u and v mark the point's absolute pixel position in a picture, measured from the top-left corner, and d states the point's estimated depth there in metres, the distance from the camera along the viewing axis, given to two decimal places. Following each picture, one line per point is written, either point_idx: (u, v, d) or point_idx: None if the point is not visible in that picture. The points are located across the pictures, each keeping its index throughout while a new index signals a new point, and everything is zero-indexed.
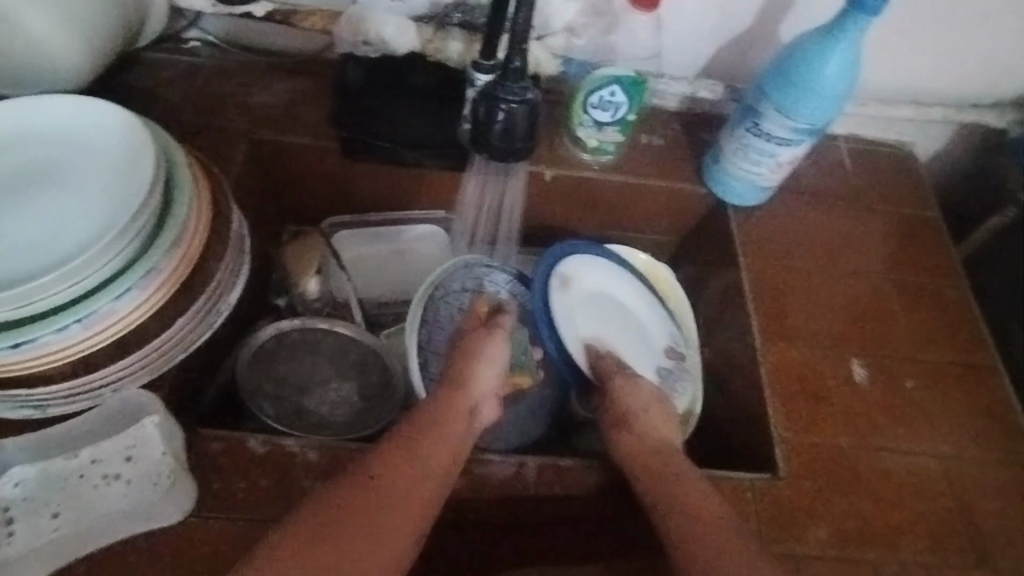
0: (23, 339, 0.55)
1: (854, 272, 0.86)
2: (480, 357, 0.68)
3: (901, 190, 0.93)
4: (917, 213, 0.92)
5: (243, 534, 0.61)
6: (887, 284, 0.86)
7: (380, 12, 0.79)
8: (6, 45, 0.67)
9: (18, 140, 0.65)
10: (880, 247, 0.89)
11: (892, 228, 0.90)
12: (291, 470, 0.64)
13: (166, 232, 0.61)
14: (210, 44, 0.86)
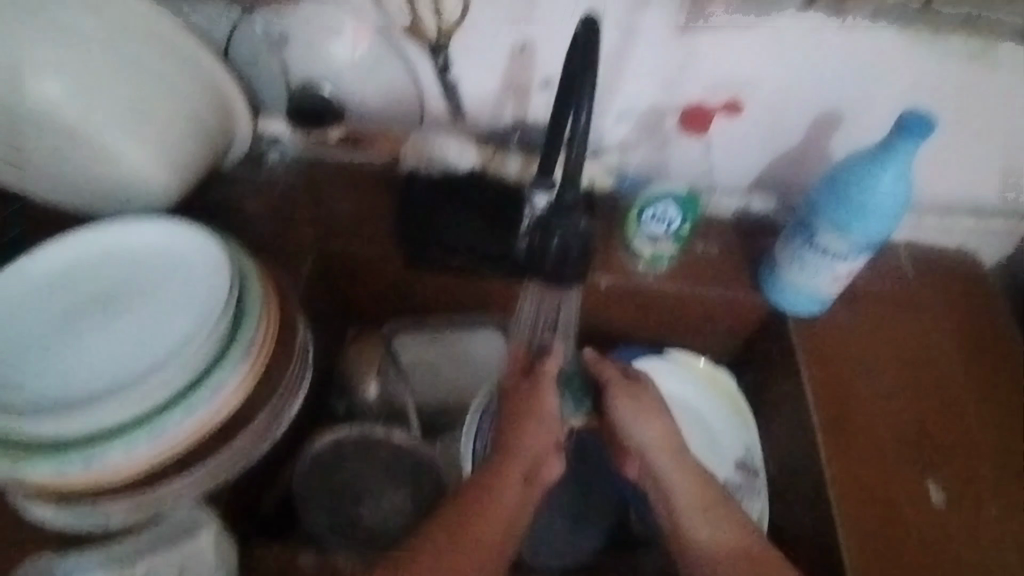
0: (93, 460, 0.57)
1: (918, 365, 0.84)
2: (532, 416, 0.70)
3: (959, 284, 0.92)
4: (976, 303, 0.90)
5: None
6: (952, 380, 0.84)
7: (440, 136, 0.86)
8: (94, 174, 0.69)
9: (101, 258, 0.68)
10: (939, 337, 0.87)
11: (952, 320, 0.89)
12: None
13: (233, 350, 0.62)
14: (286, 161, 0.91)
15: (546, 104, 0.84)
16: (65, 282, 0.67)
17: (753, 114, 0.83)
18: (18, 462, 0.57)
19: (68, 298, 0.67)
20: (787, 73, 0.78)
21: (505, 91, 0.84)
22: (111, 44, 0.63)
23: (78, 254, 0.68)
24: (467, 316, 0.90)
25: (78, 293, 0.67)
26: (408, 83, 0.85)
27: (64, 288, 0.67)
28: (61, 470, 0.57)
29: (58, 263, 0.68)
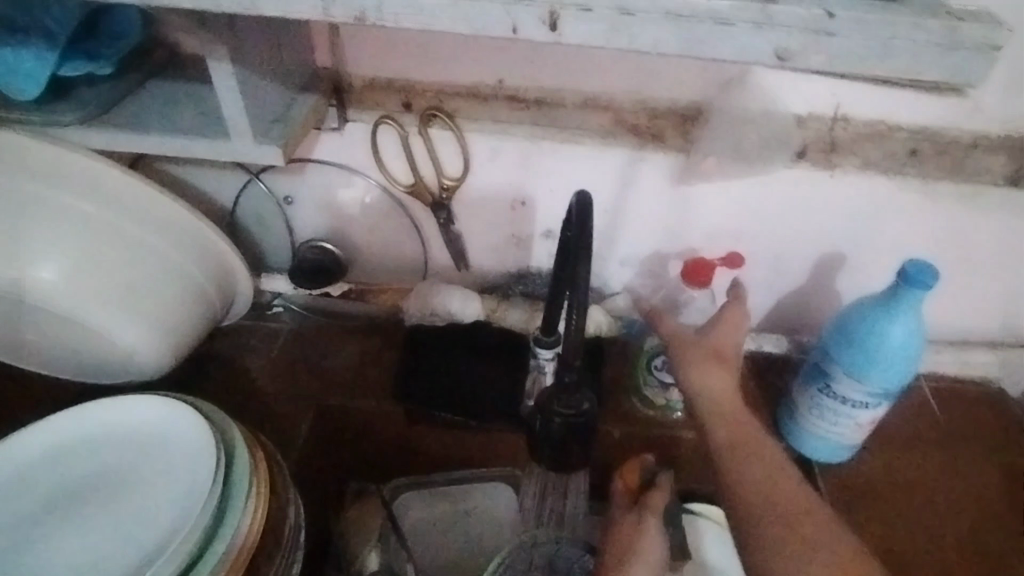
0: None
1: (954, 491, 0.80)
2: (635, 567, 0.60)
3: (981, 399, 0.88)
4: (995, 407, 0.88)
5: None
6: (992, 496, 0.79)
7: (441, 290, 0.84)
8: (91, 349, 0.68)
9: (93, 445, 0.66)
10: (966, 449, 0.83)
11: (973, 429, 0.86)
12: None
13: (215, 547, 0.57)
14: (292, 309, 0.92)
15: (549, 252, 0.85)
16: (55, 475, 0.65)
17: (755, 258, 0.82)
18: None
19: (55, 488, 0.64)
20: (786, 220, 0.78)
21: (507, 241, 0.85)
22: (117, 231, 0.65)
23: (64, 440, 0.66)
24: None
25: (68, 485, 0.64)
26: (412, 236, 0.86)
27: (49, 476, 0.65)
28: None
29: (49, 451, 0.66)
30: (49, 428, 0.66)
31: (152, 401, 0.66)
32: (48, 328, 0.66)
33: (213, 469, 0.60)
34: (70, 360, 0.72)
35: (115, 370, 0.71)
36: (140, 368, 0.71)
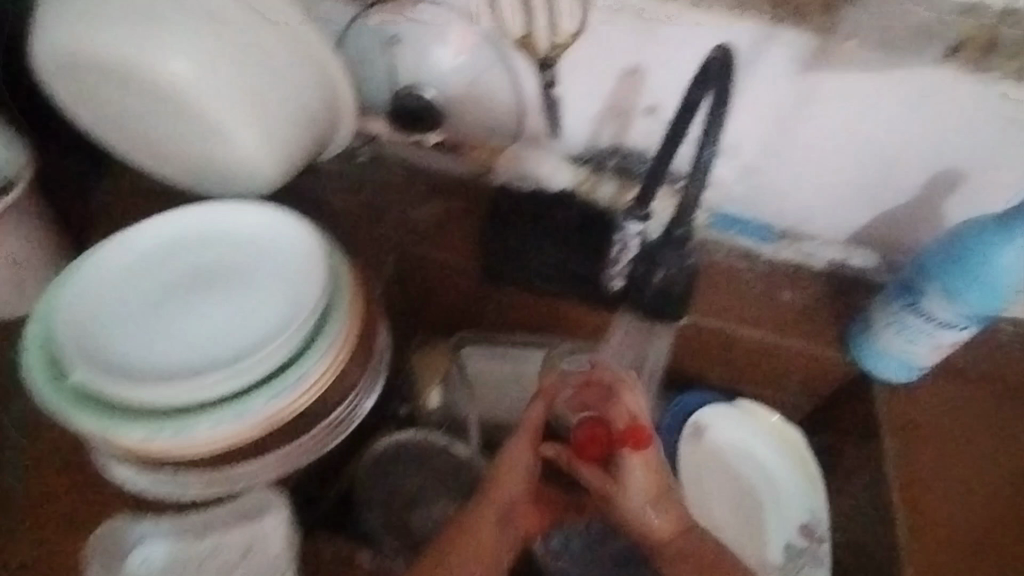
0: (182, 430, 0.58)
1: (972, 447, 0.78)
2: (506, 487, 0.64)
3: None
4: None
5: None
6: None
7: (541, 152, 0.85)
8: (211, 155, 0.71)
9: (204, 241, 0.68)
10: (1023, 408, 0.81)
11: None
12: None
13: (318, 343, 0.62)
14: (379, 160, 0.92)
15: (647, 130, 0.82)
16: (167, 263, 0.67)
17: (868, 164, 0.78)
18: (110, 424, 0.58)
19: (167, 275, 0.66)
20: (914, 125, 0.74)
21: (606, 113, 0.82)
22: (249, 37, 0.66)
23: (171, 231, 0.67)
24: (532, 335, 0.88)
25: (179, 275, 0.66)
26: (509, 94, 0.83)
27: (159, 265, 0.66)
28: (151, 434, 0.58)
29: (163, 241, 0.67)
30: (169, 220, 0.68)
31: (269, 211, 0.68)
32: (168, 122, 0.69)
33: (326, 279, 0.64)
34: (179, 164, 0.74)
35: (225, 183, 0.75)
36: (252, 184, 0.74)
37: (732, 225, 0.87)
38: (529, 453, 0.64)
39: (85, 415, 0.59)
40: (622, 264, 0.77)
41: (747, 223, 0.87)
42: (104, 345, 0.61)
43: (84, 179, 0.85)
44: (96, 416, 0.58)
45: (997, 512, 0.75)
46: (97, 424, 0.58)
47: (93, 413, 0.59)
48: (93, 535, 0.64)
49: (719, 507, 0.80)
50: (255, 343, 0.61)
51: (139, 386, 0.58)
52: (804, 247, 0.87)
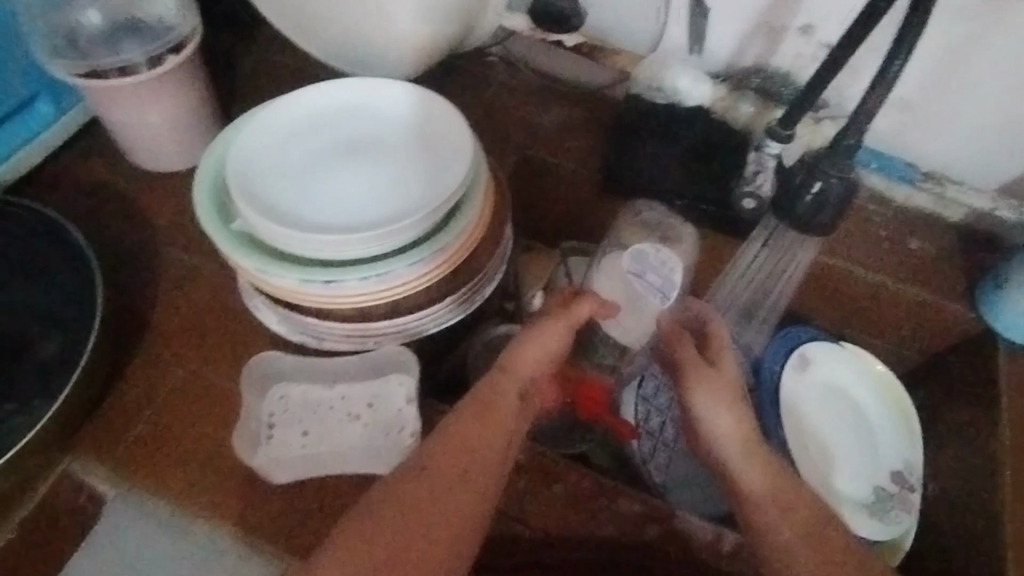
0: (334, 280, 0.62)
1: None
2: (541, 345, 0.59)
3: None
4: None
5: None
6: None
7: (679, 64, 0.82)
8: (368, 33, 0.74)
9: (345, 116, 0.69)
10: None
11: None
12: None
13: (460, 218, 0.65)
14: (507, 62, 0.92)
15: (797, 51, 0.77)
16: (311, 132, 0.69)
17: None
18: (269, 266, 0.63)
19: (310, 143, 0.68)
20: None
21: (756, 29, 0.78)
22: None
23: (326, 99, 0.70)
24: None
25: (320, 144, 0.68)
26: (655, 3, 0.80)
27: (303, 133, 0.69)
28: (303, 282, 0.63)
29: (307, 112, 0.69)
30: (312, 93, 0.69)
31: (409, 91, 0.70)
32: None
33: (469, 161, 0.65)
34: (334, 39, 0.76)
35: (379, 63, 0.78)
36: (401, 64, 0.77)
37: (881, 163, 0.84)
38: (559, 338, 0.59)
39: (246, 256, 0.63)
40: (761, 183, 0.76)
41: (890, 159, 0.84)
42: (263, 195, 0.65)
43: (234, 48, 0.89)
44: (257, 257, 0.63)
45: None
46: (257, 264, 0.63)
47: (254, 255, 0.63)
48: (240, 368, 0.71)
49: (815, 443, 0.78)
50: (403, 211, 0.65)
51: (298, 235, 0.62)
52: (950, 191, 0.83)
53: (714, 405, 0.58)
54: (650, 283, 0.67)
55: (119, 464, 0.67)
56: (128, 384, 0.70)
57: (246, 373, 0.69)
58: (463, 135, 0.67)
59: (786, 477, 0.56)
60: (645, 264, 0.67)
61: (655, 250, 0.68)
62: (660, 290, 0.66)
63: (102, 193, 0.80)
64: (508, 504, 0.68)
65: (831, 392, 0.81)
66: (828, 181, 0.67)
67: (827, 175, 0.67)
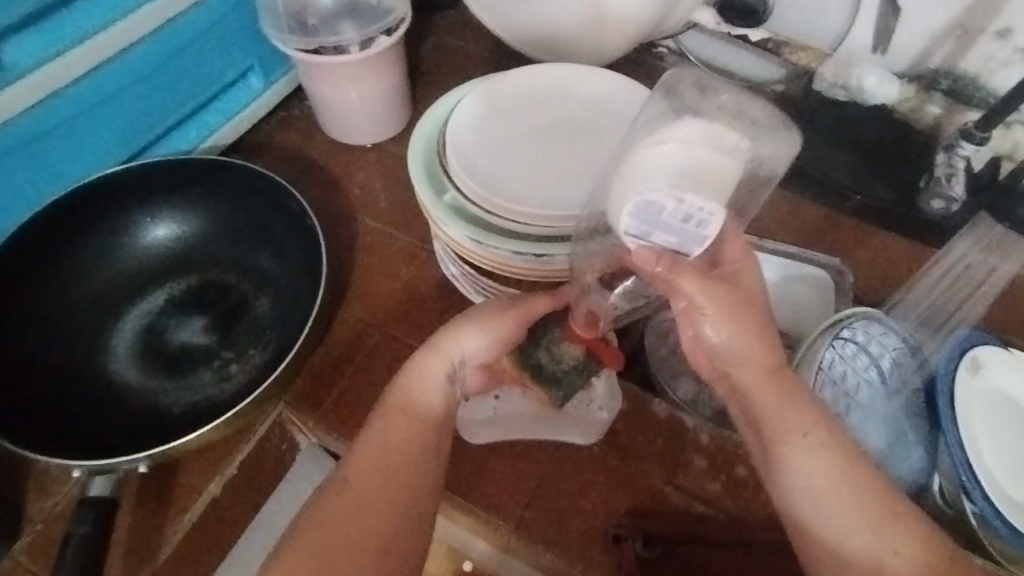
0: (546, 253, 0.65)
1: None
2: (472, 325, 0.61)
3: None
4: None
5: (636, 478, 0.71)
6: None
7: (866, 63, 0.83)
8: (581, 24, 0.79)
9: (503, 112, 0.73)
10: None
11: None
12: (686, 444, 0.73)
13: None
14: (677, 54, 0.93)
15: (990, 55, 0.76)
16: (487, 133, 0.71)
17: None
18: (482, 236, 0.66)
19: (489, 140, 0.71)
20: None
21: (949, 31, 0.77)
22: None
23: (532, 82, 0.75)
24: (801, 248, 0.81)
25: (499, 140, 0.71)
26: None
27: (478, 132, 0.71)
28: (518, 254, 0.65)
29: (475, 121, 0.72)
30: (468, 107, 0.73)
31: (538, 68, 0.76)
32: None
33: None
34: (534, 24, 0.81)
35: (580, 53, 0.82)
36: (599, 53, 0.82)
37: None
38: (496, 322, 0.61)
39: (460, 225, 0.66)
40: (957, 187, 0.78)
41: None
42: (478, 166, 0.69)
43: (416, 30, 0.93)
44: (470, 228, 0.66)
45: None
46: (471, 234, 0.66)
47: (471, 227, 0.66)
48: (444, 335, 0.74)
49: (996, 452, 0.74)
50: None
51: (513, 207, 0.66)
52: None
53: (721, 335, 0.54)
54: (670, 234, 0.54)
55: (327, 417, 0.70)
56: (332, 344, 0.74)
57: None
58: (607, 78, 0.75)
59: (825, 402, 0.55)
60: (659, 220, 0.53)
61: (675, 204, 0.51)
62: (682, 238, 0.54)
63: (295, 161, 0.84)
64: (693, 484, 0.71)
65: (1008, 398, 0.77)
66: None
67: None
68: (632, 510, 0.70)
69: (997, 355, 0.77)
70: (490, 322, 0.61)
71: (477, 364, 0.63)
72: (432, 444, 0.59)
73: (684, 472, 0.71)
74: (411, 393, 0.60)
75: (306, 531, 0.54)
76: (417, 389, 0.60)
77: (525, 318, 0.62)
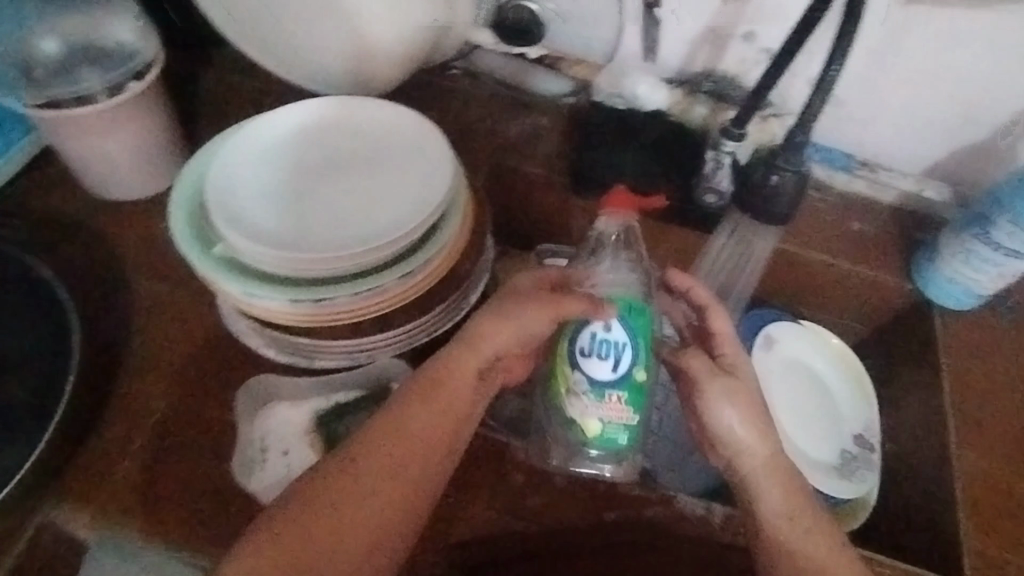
0: (324, 297, 0.63)
1: None
2: (525, 314, 0.62)
3: None
4: None
5: (453, 511, 0.69)
6: None
7: (637, 72, 0.87)
8: (344, 54, 0.77)
9: (275, 153, 0.70)
10: None
11: None
12: (504, 464, 0.72)
13: (447, 224, 0.68)
14: (469, 74, 0.96)
15: (741, 56, 0.84)
16: (259, 180, 0.68)
17: (954, 101, 0.83)
18: (253, 288, 0.63)
19: (260, 189, 0.68)
20: (1000, 73, 0.79)
21: (703, 36, 0.84)
22: None
23: (300, 118, 0.71)
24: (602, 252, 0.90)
25: (271, 186, 0.68)
26: (611, 13, 0.85)
27: (245, 180, 0.67)
28: (295, 302, 0.63)
29: (243, 168, 0.68)
30: (234, 153, 0.68)
31: (312, 101, 0.72)
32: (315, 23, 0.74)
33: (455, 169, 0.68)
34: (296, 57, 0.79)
35: (352, 81, 0.80)
36: (374, 78, 0.80)
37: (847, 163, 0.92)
38: (539, 321, 0.62)
39: (228, 280, 0.62)
40: (721, 179, 0.83)
41: (830, 150, 0.92)
42: (244, 215, 0.65)
43: (198, 72, 0.88)
44: (241, 281, 0.63)
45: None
46: (240, 288, 0.62)
47: (243, 280, 0.63)
48: (231, 396, 0.68)
49: (786, 412, 0.86)
50: (389, 230, 0.66)
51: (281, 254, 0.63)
52: (882, 177, 0.92)
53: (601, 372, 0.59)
54: None
55: (99, 507, 0.63)
56: (111, 423, 0.67)
57: (242, 394, 0.69)
58: (383, 103, 0.72)
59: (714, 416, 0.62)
60: None
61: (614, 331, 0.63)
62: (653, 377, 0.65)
63: (60, 225, 0.77)
64: (514, 504, 0.70)
65: (799, 366, 0.90)
66: (783, 174, 0.78)
67: (783, 170, 0.78)
68: (450, 545, 0.68)
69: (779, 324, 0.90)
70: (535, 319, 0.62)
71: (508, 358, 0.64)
72: (435, 461, 0.59)
73: (503, 494, 0.70)
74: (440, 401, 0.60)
75: (285, 527, 0.54)
76: (430, 385, 0.60)
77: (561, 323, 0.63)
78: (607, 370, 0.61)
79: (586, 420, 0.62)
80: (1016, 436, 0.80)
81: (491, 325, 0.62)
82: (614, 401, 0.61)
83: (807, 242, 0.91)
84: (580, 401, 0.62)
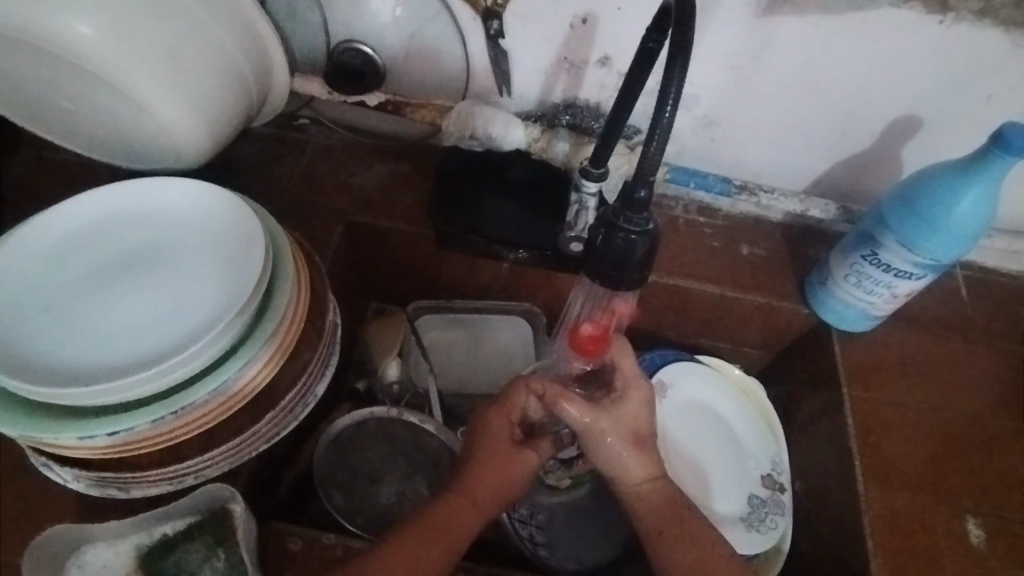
0: (120, 429, 0.58)
1: (937, 384, 0.80)
2: (490, 465, 0.64)
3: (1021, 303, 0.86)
4: None
5: None
6: (984, 396, 0.80)
7: (489, 108, 0.79)
8: (142, 127, 0.68)
9: (66, 255, 0.67)
10: (982, 340, 0.84)
11: (998, 326, 0.85)
12: None
13: (268, 320, 0.63)
14: (320, 122, 0.87)
15: (600, 83, 0.77)
16: (47, 290, 0.65)
17: (828, 113, 0.77)
18: (33, 431, 0.58)
19: (47, 298, 0.65)
20: (870, 77, 0.73)
21: (558, 65, 0.76)
22: None
23: (86, 214, 0.69)
24: (486, 301, 0.86)
25: (61, 295, 0.65)
26: (455, 46, 0.76)
27: (31, 293, 0.65)
28: (86, 438, 0.58)
29: (31, 277, 0.66)
30: (20, 264, 0.66)
31: (102, 190, 0.70)
32: (98, 98, 0.66)
33: (264, 259, 0.64)
34: (100, 135, 0.72)
35: (161, 152, 0.71)
36: (185, 151, 0.71)
37: (726, 188, 0.86)
38: (494, 466, 0.64)
39: (3, 422, 0.58)
40: (582, 225, 0.76)
41: (704, 176, 0.86)
42: (20, 338, 0.62)
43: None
44: (23, 421, 0.58)
45: (940, 444, 0.77)
46: (20, 430, 0.57)
47: (26, 419, 0.58)
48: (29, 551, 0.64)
49: (686, 461, 0.81)
50: (186, 339, 0.61)
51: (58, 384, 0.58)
52: (763, 199, 0.86)
53: (501, 482, 0.64)
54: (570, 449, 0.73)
55: None
56: None
57: (36, 556, 0.64)
58: (177, 182, 0.69)
59: (676, 502, 0.63)
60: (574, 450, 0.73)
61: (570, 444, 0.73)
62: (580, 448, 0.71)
63: None
64: None
65: (697, 406, 0.84)
66: (629, 236, 0.56)
67: (627, 230, 0.56)
68: None
69: (675, 357, 0.85)
70: (503, 470, 0.64)
71: (497, 501, 0.64)
72: None
73: None
74: (443, 541, 0.61)
75: None
76: (447, 530, 0.61)
77: (519, 453, 0.65)
78: (571, 451, 0.73)
79: (562, 481, 0.77)
80: (923, 463, 0.75)
81: (489, 454, 0.64)
82: (580, 465, 0.75)
83: (687, 272, 0.84)
84: (554, 473, 0.76)
